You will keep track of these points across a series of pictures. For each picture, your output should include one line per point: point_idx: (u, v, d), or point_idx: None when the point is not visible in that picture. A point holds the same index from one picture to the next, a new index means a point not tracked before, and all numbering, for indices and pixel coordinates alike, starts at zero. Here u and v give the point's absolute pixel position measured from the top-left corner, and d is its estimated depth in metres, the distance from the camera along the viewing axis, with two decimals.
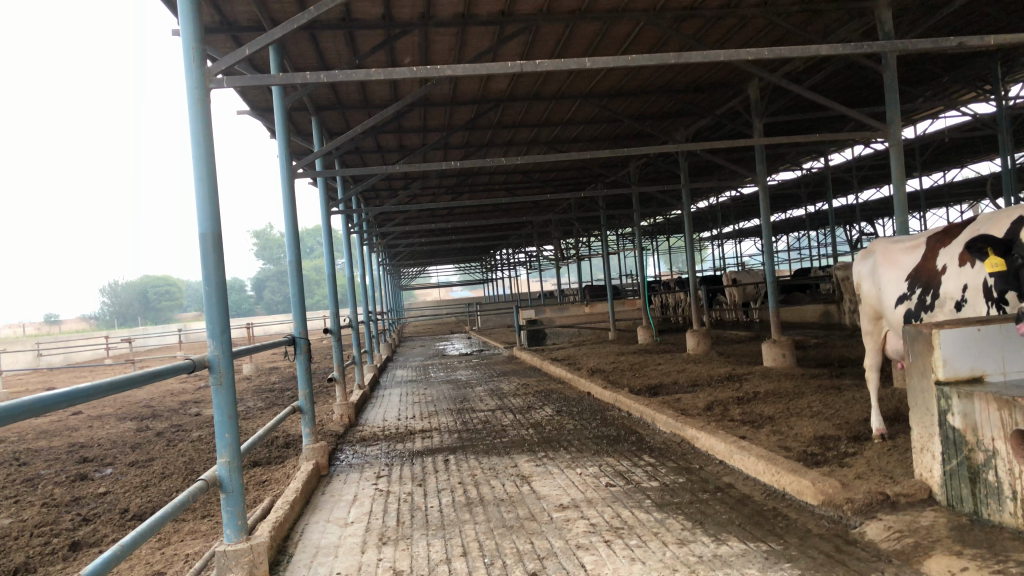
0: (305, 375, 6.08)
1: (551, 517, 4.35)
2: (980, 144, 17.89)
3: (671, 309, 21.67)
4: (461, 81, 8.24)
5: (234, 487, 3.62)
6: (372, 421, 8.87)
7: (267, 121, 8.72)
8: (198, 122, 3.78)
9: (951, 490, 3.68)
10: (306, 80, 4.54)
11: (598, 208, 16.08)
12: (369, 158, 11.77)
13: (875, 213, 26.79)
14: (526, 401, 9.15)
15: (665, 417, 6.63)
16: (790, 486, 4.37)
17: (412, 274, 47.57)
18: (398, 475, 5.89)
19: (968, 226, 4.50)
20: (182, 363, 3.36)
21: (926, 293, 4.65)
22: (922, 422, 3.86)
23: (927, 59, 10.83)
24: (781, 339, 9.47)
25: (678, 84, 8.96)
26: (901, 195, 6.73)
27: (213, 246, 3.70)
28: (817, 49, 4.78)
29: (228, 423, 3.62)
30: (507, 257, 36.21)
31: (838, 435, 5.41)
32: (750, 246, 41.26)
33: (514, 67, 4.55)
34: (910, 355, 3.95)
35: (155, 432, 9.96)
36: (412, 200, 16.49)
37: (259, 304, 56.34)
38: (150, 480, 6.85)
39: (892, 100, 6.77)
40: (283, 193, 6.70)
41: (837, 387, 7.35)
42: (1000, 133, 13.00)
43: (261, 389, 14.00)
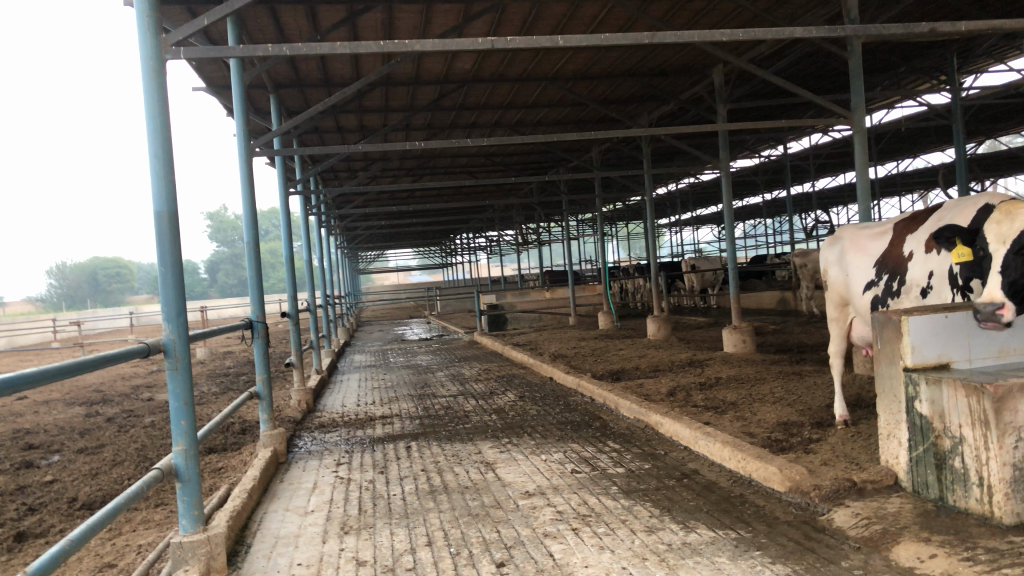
0: (263, 360, 5.91)
1: (517, 505, 4.28)
2: (933, 135, 18.21)
3: (631, 295, 21.76)
4: (424, 60, 8.09)
5: (190, 477, 3.49)
6: (331, 407, 8.72)
7: (224, 98, 8.48)
8: (153, 93, 3.60)
9: (917, 477, 3.69)
10: (267, 52, 4.36)
11: (559, 193, 16.03)
12: (328, 138, 11.54)
13: (830, 201, 27.20)
14: (488, 387, 9.08)
15: (629, 402, 6.61)
16: (756, 472, 4.36)
17: (371, 258, 47.19)
18: (359, 462, 5.77)
19: (936, 213, 4.52)
20: (136, 348, 3.21)
21: (893, 280, 4.67)
22: (890, 408, 3.87)
23: (887, 48, 10.95)
24: (742, 325, 9.52)
25: (643, 68, 8.91)
26: (864, 182, 6.77)
27: (168, 226, 3.53)
28: (790, 32, 4.75)
29: (184, 411, 3.48)
30: (467, 242, 36.06)
31: (801, 421, 5.43)
32: (707, 233, 41.69)
33: (484, 44, 4.42)
34: (879, 341, 3.95)
35: (105, 418, 9.68)
36: (372, 182, 16.26)
37: (214, 287, 55.40)
38: (101, 467, 6.64)
39: (857, 87, 6.79)
40: (241, 172, 6.51)
41: (797, 373, 7.41)
42: (954, 123, 13.24)
43: (215, 373, 13.73)
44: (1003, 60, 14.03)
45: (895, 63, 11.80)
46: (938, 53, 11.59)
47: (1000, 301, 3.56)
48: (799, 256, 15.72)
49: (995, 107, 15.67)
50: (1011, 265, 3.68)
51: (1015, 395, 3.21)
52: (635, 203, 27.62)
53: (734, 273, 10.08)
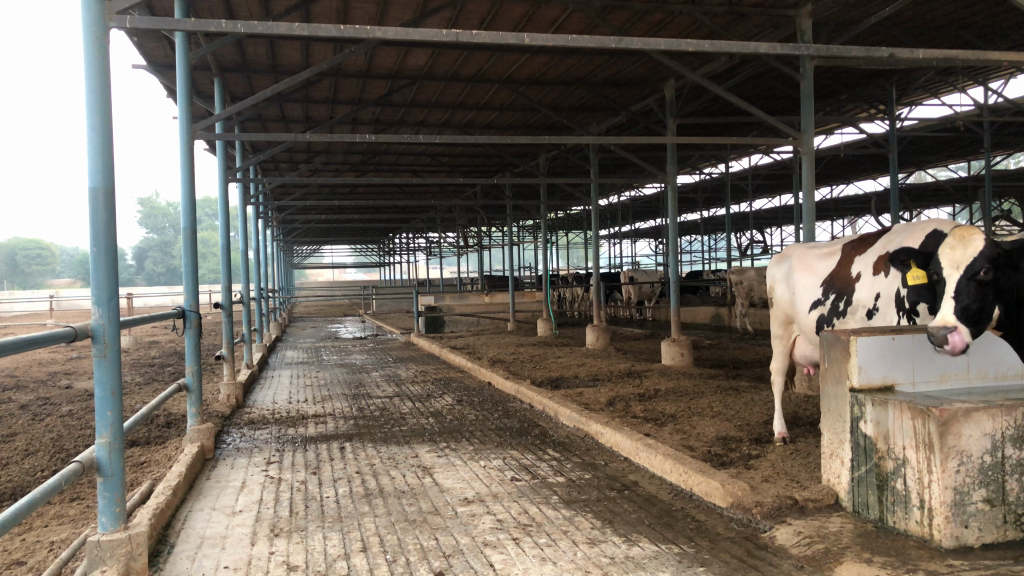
0: (194, 352, 5.67)
1: (455, 512, 4.17)
2: (868, 162, 18.73)
3: (569, 304, 21.82)
4: (378, 53, 7.94)
5: (113, 471, 3.28)
6: (261, 403, 8.45)
7: (165, 78, 8.17)
8: (94, 60, 3.39)
9: (858, 496, 3.71)
10: (221, 28, 4.15)
11: (504, 197, 15.98)
12: (271, 126, 11.25)
13: (765, 222, 27.79)
14: (424, 389, 8.92)
15: (568, 410, 6.55)
16: (698, 486, 4.33)
17: (306, 254, 46.39)
18: (290, 461, 5.57)
19: (885, 236, 4.59)
20: (61, 332, 3.01)
21: (840, 299, 4.72)
22: (834, 428, 3.88)
23: (832, 74, 11.21)
24: (680, 338, 9.57)
25: (597, 78, 8.91)
26: (811, 202, 6.84)
27: (104, 203, 3.34)
28: (754, 47, 4.77)
29: (111, 401, 3.28)
30: (406, 242, 35.72)
31: (740, 436, 5.45)
32: (645, 247, 42.24)
33: (447, 36, 4.29)
34: (826, 361, 3.96)
35: (19, 404, 9.22)
36: (313, 175, 15.94)
37: (141, 274, 53.74)
38: (13, 457, 6.27)
39: (808, 108, 6.88)
40: (180, 155, 6.24)
41: (735, 388, 7.47)
42: (890, 152, 13.60)
43: (139, 363, 13.22)
44: (938, 94, 14.49)
45: (838, 90, 12.08)
46: (879, 83, 11.90)
47: (954, 325, 3.62)
48: (736, 274, 15.97)
49: (927, 139, 16.21)
50: (961, 292, 3.72)
51: (959, 419, 3.23)
52: (577, 213, 27.78)
53: (675, 286, 10.13)
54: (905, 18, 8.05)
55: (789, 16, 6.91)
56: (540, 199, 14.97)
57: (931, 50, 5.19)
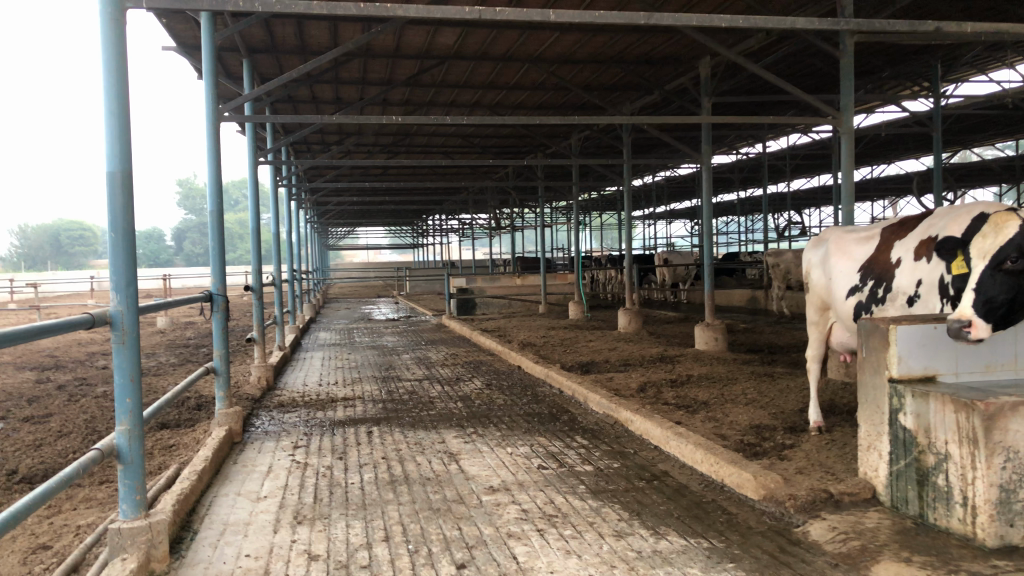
0: (222, 335, 5.65)
1: (480, 501, 4.10)
2: (910, 142, 18.26)
3: (602, 286, 21.66)
4: (406, 32, 7.83)
5: (133, 459, 3.27)
6: (291, 385, 8.46)
7: (194, 60, 8.15)
8: (111, 40, 3.35)
9: (897, 492, 3.57)
10: (238, 7, 4.06)
11: (535, 178, 15.83)
12: (301, 108, 11.22)
13: (803, 203, 27.32)
14: (454, 372, 8.88)
15: (598, 397, 6.44)
16: (729, 478, 4.22)
17: (341, 235, 46.69)
18: (317, 446, 5.55)
19: (926, 220, 4.41)
20: (79, 318, 2.98)
21: (878, 286, 4.56)
22: (871, 419, 3.73)
23: (874, 51, 10.88)
24: (714, 322, 9.40)
25: (630, 56, 8.72)
26: (849, 184, 6.59)
27: (121, 186, 3.31)
28: (790, 23, 4.58)
29: (130, 387, 3.26)
30: (438, 223, 35.75)
31: (774, 424, 5.30)
32: (679, 228, 41.86)
33: (470, 13, 4.17)
34: (864, 349, 3.80)
35: (57, 385, 9.34)
36: (345, 157, 15.93)
37: (180, 255, 54.55)
38: (46, 438, 6.34)
39: (847, 86, 6.63)
40: (207, 137, 6.21)
41: (769, 374, 7.31)
42: (933, 130, 13.20)
43: (174, 344, 13.36)
44: (984, 71, 14.04)
45: (880, 67, 11.74)
46: (923, 60, 11.53)
47: (968, 319, 3.52)
48: (772, 256, 15.70)
49: (971, 117, 15.74)
50: (987, 284, 3.58)
51: (1007, 413, 3.07)
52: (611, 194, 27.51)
53: (709, 268, 9.93)
54: None
55: None
56: (572, 180, 14.80)
57: (978, 24, 4.95)
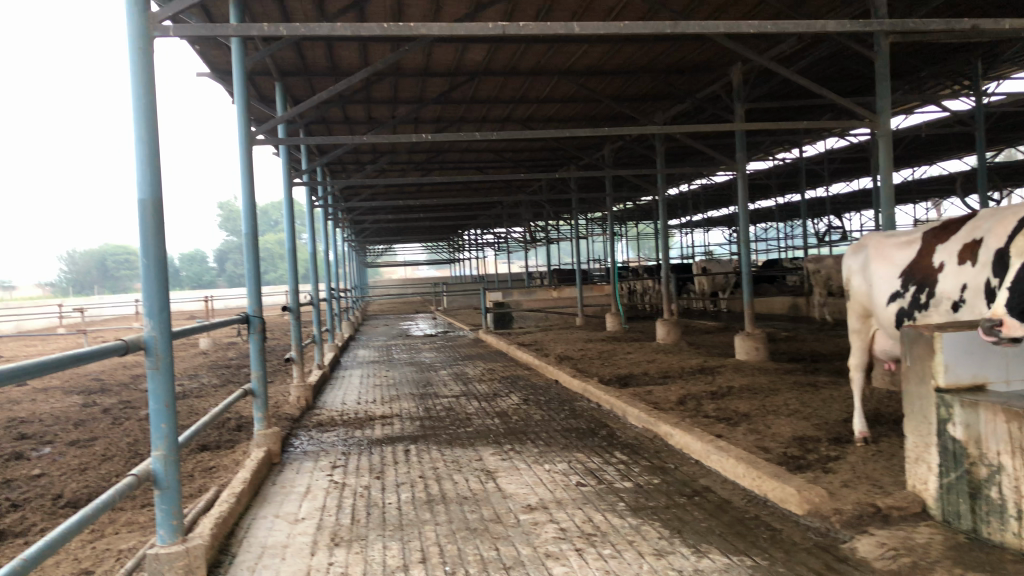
0: (258, 357, 5.68)
1: (518, 520, 4.05)
2: (952, 142, 17.87)
3: (640, 297, 21.50)
4: (435, 50, 7.86)
5: (169, 484, 3.28)
6: (331, 404, 8.48)
7: (227, 85, 8.27)
8: (139, 68, 3.39)
9: (948, 505, 3.44)
10: (264, 32, 4.08)
11: (570, 190, 15.79)
12: (335, 128, 11.33)
13: (843, 207, 26.89)
14: (491, 388, 8.85)
15: (637, 411, 6.35)
16: (772, 493, 4.11)
17: (379, 252, 47.06)
18: (355, 465, 5.54)
19: (969, 221, 4.27)
20: (113, 345, 3.00)
21: (921, 291, 4.42)
22: (918, 430, 3.61)
23: (911, 51, 10.67)
24: (755, 332, 9.25)
25: (660, 65, 8.66)
26: (888, 187, 6.45)
27: (152, 214, 3.33)
28: (823, 25, 4.49)
29: (164, 413, 3.27)
30: (474, 237, 35.84)
31: (818, 436, 5.18)
32: (718, 236, 41.45)
33: (494, 29, 4.13)
34: (909, 358, 3.69)
35: (102, 408, 9.49)
36: (379, 175, 16.05)
37: (221, 277, 55.38)
38: (91, 462, 6.43)
39: (884, 88, 6.51)
40: (241, 161, 6.28)
41: (813, 384, 7.15)
42: (976, 129, 12.89)
43: (216, 365, 13.54)
44: None
45: (917, 67, 11.51)
46: (962, 58, 11.28)
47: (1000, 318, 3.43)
48: (813, 262, 15.46)
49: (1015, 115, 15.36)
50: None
51: None
52: (646, 203, 27.34)
53: (749, 276, 9.77)
54: None
55: None
56: (606, 191, 14.73)
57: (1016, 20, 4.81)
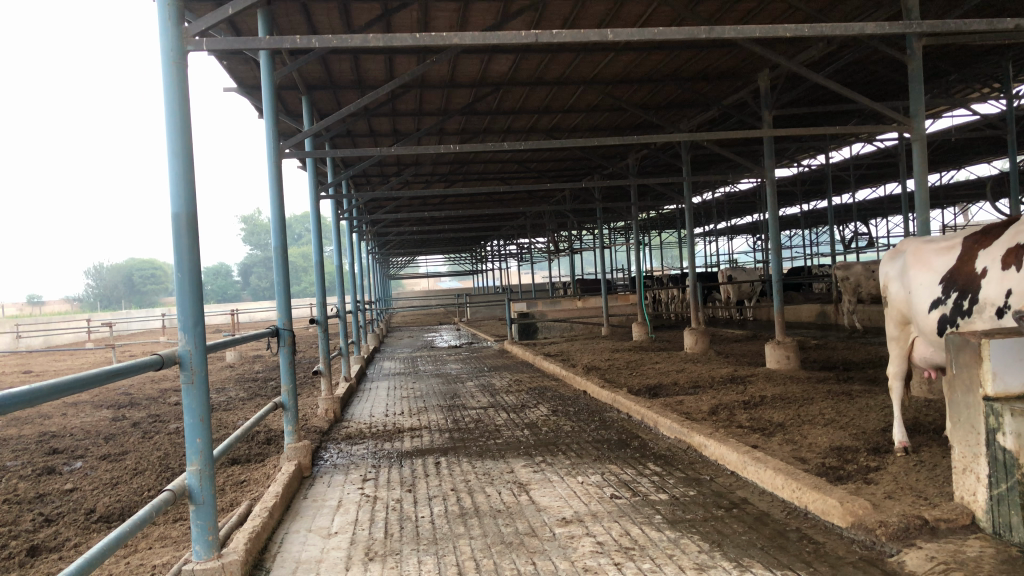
0: (288, 370, 5.66)
1: (553, 534, 3.99)
2: (981, 146, 17.63)
3: (665, 306, 21.36)
4: (461, 61, 7.87)
5: (205, 499, 3.26)
6: (358, 417, 8.46)
7: (255, 99, 8.32)
8: (173, 83, 3.39)
9: (998, 517, 3.34)
10: (296, 44, 4.06)
11: (594, 199, 15.73)
12: (360, 141, 11.37)
13: (870, 213, 26.59)
14: (519, 399, 8.77)
15: (669, 421, 6.26)
16: (813, 504, 4.01)
17: (402, 263, 47.25)
18: (385, 479, 5.50)
19: (1012, 226, 4.18)
20: (149, 359, 2.99)
21: (963, 298, 4.33)
22: (966, 440, 3.52)
23: (941, 54, 10.55)
24: (786, 340, 9.13)
25: (686, 73, 8.61)
26: (924, 191, 6.33)
27: (186, 227, 3.32)
28: (860, 28, 4.41)
29: (199, 428, 3.25)
30: (497, 248, 35.86)
31: (856, 446, 5.07)
32: (742, 244, 41.16)
33: (527, 37, 4.08)
34: (955, 366, 3.61)
35: (132, 422, 9.53)
36: (403, 187, 16.07)
37: (246, 290, 55.84)
38: (122, 476, 6.44)
39: (918, 92, 6.42)
40: (269, 175, 6.29)
41: (848, 393, 7.02)
42: (1007, 133, 12.70)
43: (243, 378, 13.59)
44: None
45: (947, 70, 11.38)
46: (993, 61, 11.13)
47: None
48: (841, 269, 15.28)
49: None
50: None
51: None
52: (669, 212, 27.19)
53: (778, 284, 9.64)
54: None
55: None
56: (630, 201, 14.66)
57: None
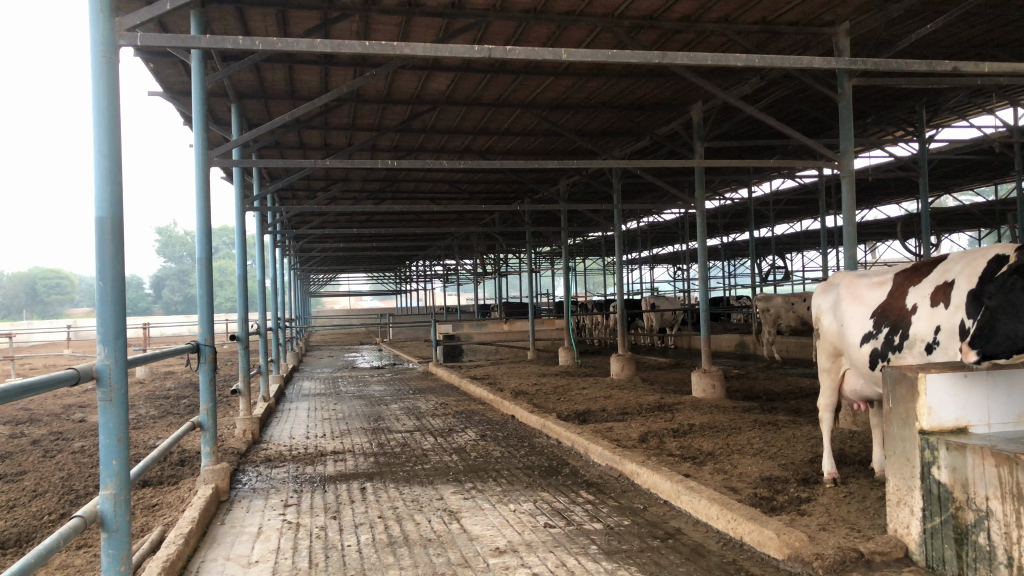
0: (209, 388, 5.38)
1: (487, 565, 3.86)
2: (893, 186, 18.34)
3: (589, 331, 21.47)
4: (398, 78, 7.75)
5: (118, 526, 3.02)
6: (278, 439, 8.14)
7: (181, 106, 8.03)
8: (103, 80, 3.18)
9: (932, 550, 3.37)
10: (237, 45, 3.86)
11: (524, 223, 15.74)
12: (289, 154, 11.12)
13: (787, 247, 27.39)
14: (446, 423, 8.59)
15: (601, 448, 6.20)
16: (749, 535, 3.99)
17: (323, 280, 46.50)
18: (308, 504, 5.27)
19: (941, 264, 4.31)
20: (64, 374, 2.77)
21: (894, 333, 4.42)
22: (901, 473, 3.55)
23: (862, 96, 10.96)
24: (711, 369, 9.20)
25: (622, 101, 8.71)
26: (851, 227, 6.48)
27: (111, 233, 3.11)
28: (808, 62, 4.48)
29: (117, 449, 3.03)
30: (422, 269, 35.56)
31: (786, 476, 5.10)
32: (662, 272, 41.84)
33: (480, 51, 3.99)
34: (891, 400, 3.66)
35: (31, 440, 8.97)
36: (331, 204, 15.77)
37: (158, 303, 53.93)
38: (20, 498, 6.01)
39: (848, 129, 6.60)
40: (197, 185, 6.04)
41: (774, 423, 7.09)
42: (919, 174, 13.21)
43: (154, 395, 13.03)
44: (965, 116, 14.12)
45: (867, 112, 11.82)
46: (908, 105, 11.63)
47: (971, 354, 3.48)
48: (762, 301, 15.65)
49: (954, 163, 15.81)
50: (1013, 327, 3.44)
51: None
52: (595, 239, 27.49)
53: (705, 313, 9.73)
54: (941, 37, 7.89)
55: (824, 34, 6.88)
56: (560, 226, 14.73)
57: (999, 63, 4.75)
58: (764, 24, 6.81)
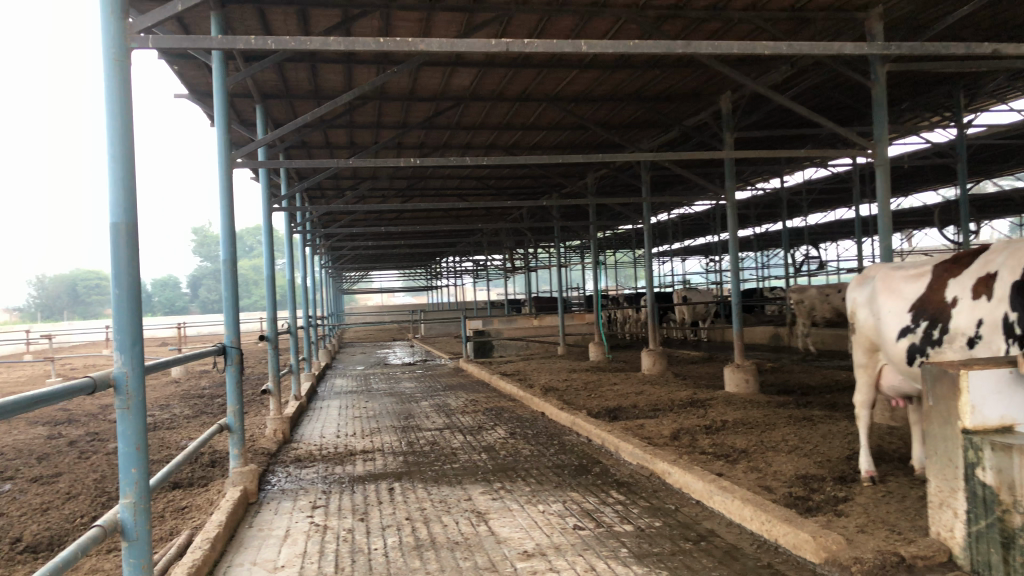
0: (236, 391, 5.37)
1: (515, 569, 3.78)
2: (931, 172, 17.89)
3: (621, 325, 21.27)
4: (420, 74, 7.69)
5: (139, 534, 2.98)
6: (308, 438, 8.14)
7: (206, 107, 8.05)
8: (114, 83, 3.14)
9: (977, 555, 3.23)
10: (250, 44, 3.80)
11: (553, 218, 15.60)
12: (315, 153, 11.13)
13: (821, 237, 26.93)
14: (476, 421, 8.53)
15: (632, 446, 6.09)
16: (784, 538, 3.87)
17: (355, 277, 46.70)
18: (336, 506, 5.24)
19: (982, 255, 4.14)
20: (81, 382, 2.73)
21: (933, 327, 4.26)
22: (944, 475, 3.41)
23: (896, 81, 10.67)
24: (744, 364, 9.04)
25: (648, 93, 8.57)
26: (887, 217, 6.28)
27: (126, 238, 3.07)
28: (838, 48, 4.32)
29: (135, 456, 3.00)
30: (453, 264, 35.55)
31: (822, 474, 4.96)
32: (695, 264, 41.36)
33: (498, 45, 3.90)
34: (932, 398, 3.51)
35: (68, 441, 9.05)
36: (361, 202, 15.76)
37: (195, 303, 54.58)
38: (54, 501, 6.05)
39: (881, 116, 6.40)
40: (220, 186, 6.02)
41: (810, 419, 6.93)
42: (957, 160, 12.84)
43: (188, 394, 13.12)
44: (1005, 100, 13.71)
45: (902, 98, 11.52)
46: (945, 90, 11.30)
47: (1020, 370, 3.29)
48: (796, 292, 15.36)
49: (993, 148, 15.36)
50: None
51: None
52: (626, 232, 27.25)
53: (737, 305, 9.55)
54: (978, 18, 7.65)
55: (856, 19, 6.68)
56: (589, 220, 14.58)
57: None
58: (793, 10, 6.65)
